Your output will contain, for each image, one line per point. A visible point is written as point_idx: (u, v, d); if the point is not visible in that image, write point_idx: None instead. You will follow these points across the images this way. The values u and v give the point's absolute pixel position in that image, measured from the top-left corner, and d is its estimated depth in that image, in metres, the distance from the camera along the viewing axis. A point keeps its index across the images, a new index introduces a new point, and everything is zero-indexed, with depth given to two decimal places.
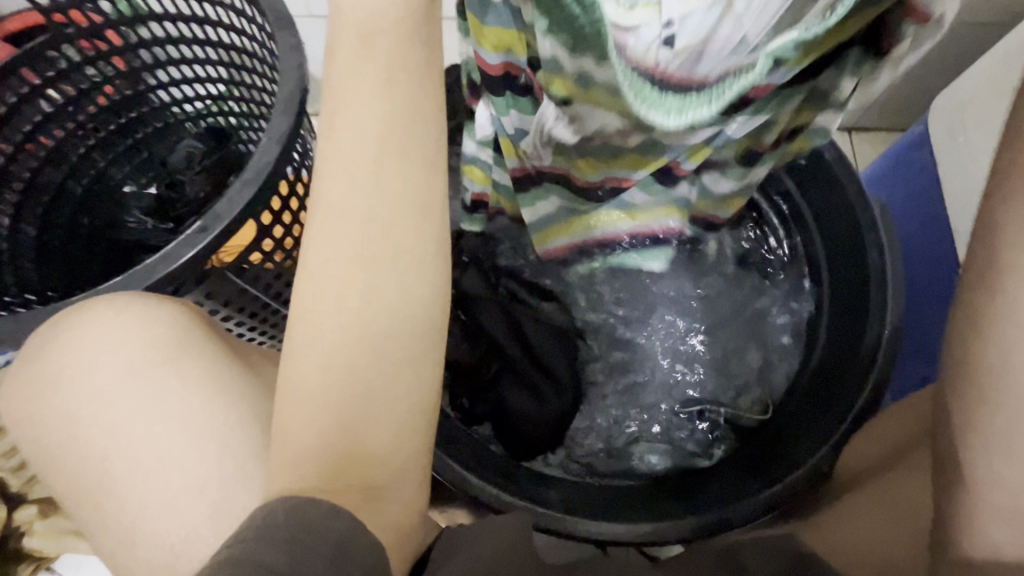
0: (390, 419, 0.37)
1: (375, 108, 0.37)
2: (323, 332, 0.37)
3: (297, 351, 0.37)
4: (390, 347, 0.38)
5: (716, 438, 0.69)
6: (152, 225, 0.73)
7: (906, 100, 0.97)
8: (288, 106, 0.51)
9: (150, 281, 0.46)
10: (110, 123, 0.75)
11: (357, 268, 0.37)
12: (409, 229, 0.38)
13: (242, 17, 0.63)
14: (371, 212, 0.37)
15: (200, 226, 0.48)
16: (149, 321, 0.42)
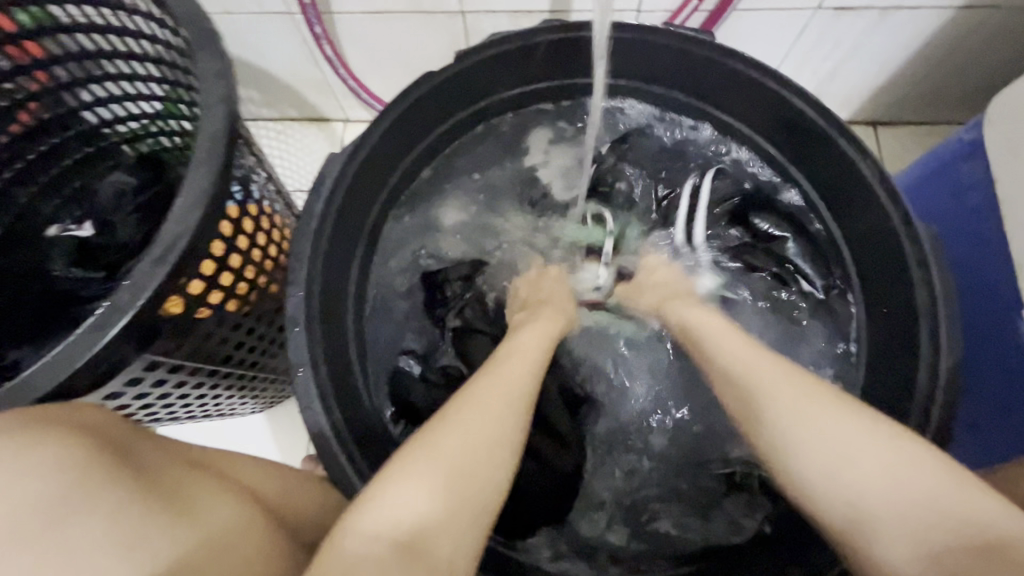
0: (463, 526, 0.38)
1: (532, 342, 0.52)
2: (453, 425, 0.42)
3: (430, 435, 0.42)
4: (491, 458, 0.41)
5: (749, 505, 0.61)
6: (79, 274, 0.62)
7: (939, 92, 0.87)
8: (210, 153, 0.41)
9: (39, 394, 0.39)
10: (29, 152, 0.64)
11: (492, 394, 0.45)
12: (529, 383, 0.48)
13: (164, 27, 0.52)
14: (519, 370, 0.49)
15: (99, 317, 0.40)
16: (11, 479, 0.32)
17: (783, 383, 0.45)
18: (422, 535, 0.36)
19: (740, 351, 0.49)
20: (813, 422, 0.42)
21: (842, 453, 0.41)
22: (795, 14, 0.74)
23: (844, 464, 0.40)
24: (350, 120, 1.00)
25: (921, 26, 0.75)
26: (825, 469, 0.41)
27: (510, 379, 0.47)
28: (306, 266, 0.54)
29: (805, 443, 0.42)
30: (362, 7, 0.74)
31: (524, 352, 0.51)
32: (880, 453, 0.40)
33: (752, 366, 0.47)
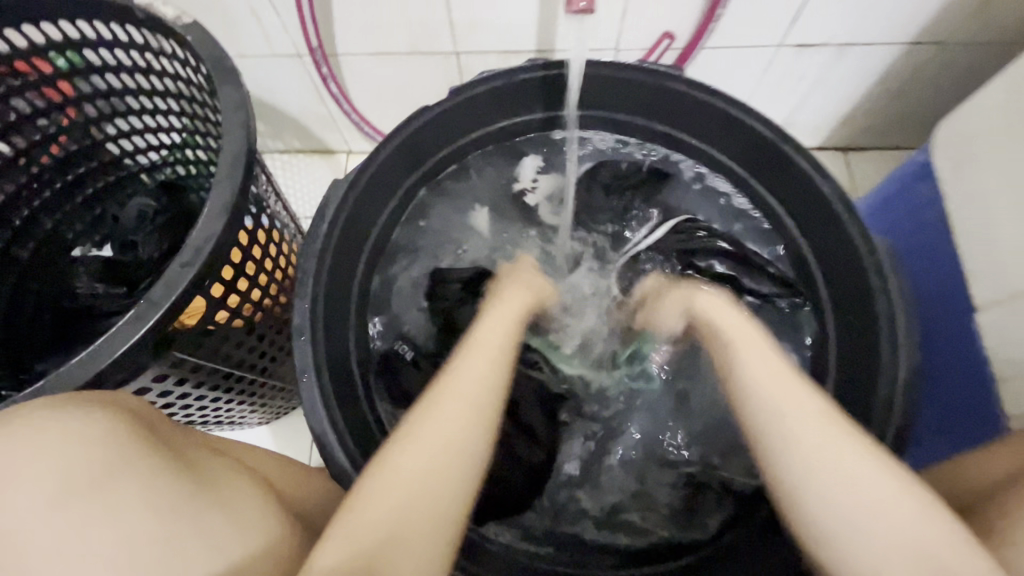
0: (425, 543, 0.39)
1: (494, 348, 0.53)
2: (416, 446, 0.43)
3: (390, 459, 0.42)
4: (451, 473, 0.42)
5: (714, 504, 0.64)
6: (102, 289, 0.68)
7: (902, 119, 0.94)
8: (230, 172, 0.47)
9: (79, 380, 0.43)
10: (57, 180, 0.70)
11: (456, 413, 0.46)
12: (493, 392, 0.49)
13: (188, 66, 0.58)
14: (484, 379, 0.49)
15: (136, 313, 0.44)
16: (62, 443, 0.37)
17: (810, 413, 0.43)
18: (382, 559, 0.36)
19: (765, 369, 0.47)
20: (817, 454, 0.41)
21: (841, 476, 0.40)
22: (761, 51, 0.81)
23: (843, 491, 0.39)
24: (353, 151, 1.06)
25: (877, 60, 0.82)
26: (838, 510, 0.39)
27: (477, 394, 0.48)
28: (310, 280, 0.59)
29: (818, 480, 0.40)
30: (365, 48, 0.81)
31: (490, 360, 0.51)
32: (878, 484, 0.39)
33: (771, 377, 0.46)
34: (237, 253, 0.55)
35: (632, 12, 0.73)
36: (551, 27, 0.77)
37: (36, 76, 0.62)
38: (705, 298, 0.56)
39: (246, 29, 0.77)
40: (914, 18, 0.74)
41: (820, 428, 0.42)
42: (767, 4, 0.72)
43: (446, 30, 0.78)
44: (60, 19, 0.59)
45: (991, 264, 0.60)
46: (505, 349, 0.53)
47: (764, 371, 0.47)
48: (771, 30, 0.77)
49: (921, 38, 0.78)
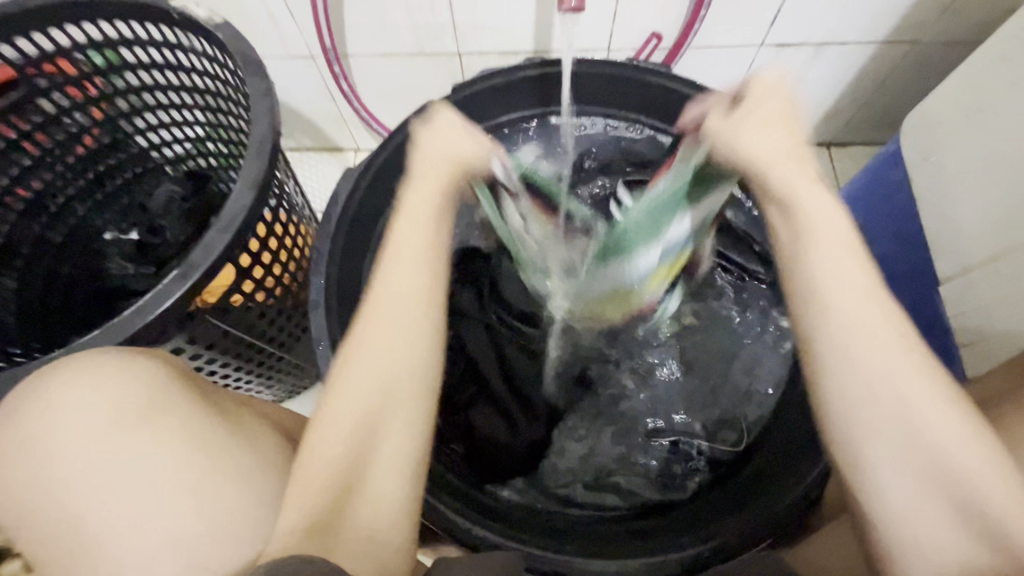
0: (389, 454, 0.44)
1: (417, 263, 0.49)
2: (350, 394, 0.44)
3: (324, 411, 0.44)
4: (390, 391, 0.45)
5: (693, 470, 0.67)
6: (132, 270, 0.74)
7: (879, 115, 1.00)
8: (258, 153, 0.52)
9: (124, 333, 0.48)
10: (90, 171, 0.75)
11: (386, 353, 0.45)
12: (420, 302, 0.48)
13: (216, 62, 0.64)
14: (409, 288, 0.48)
15: (179, 272, 0.49)
16: (119, 381, 0.44)
17: (878, 328, 0.42)
18: (339, 510, 0.41)
19: (839, 274, 0.44)
20: (863, 372, 0.41)
21: (898, 402, 0.41)
22: (744, 50, 0.87)
23: (899, 417, 0.40)
24: (360, 148, 1.12)
25: (853, 59, 0.88)
26: (873, 422, 0.41)
27: (403, 326, 0.46)
28: (326, 257, 0.64)
29: (862, 395, 0.41)
30: (373, 49, 0.87)
31: (416, 279, 0.48)
32: (937, 413, 0.40)
33: (847, 285, 0.43)
34: (261, 230, 0.60)
35: (622, 14, 0.79)
36: (547, 28, 0.83)
37: (62, 77, 0.67)
38: (781, 168, 0.48)
39: (264, 31, 0.83)
40: (885, 19, 0.80)
41: (890, 350, 0.42)
42: (747, 6, 0.78)
43: (450, 32, 0.84)
44: (82, 22, 0.64)
45: (953, 240, 0.65)
46: (435, 260, 0.50)
47: (844, 284, 0.43)
48: (752, 30, 0.83)
49: (893, 37, 0.83)
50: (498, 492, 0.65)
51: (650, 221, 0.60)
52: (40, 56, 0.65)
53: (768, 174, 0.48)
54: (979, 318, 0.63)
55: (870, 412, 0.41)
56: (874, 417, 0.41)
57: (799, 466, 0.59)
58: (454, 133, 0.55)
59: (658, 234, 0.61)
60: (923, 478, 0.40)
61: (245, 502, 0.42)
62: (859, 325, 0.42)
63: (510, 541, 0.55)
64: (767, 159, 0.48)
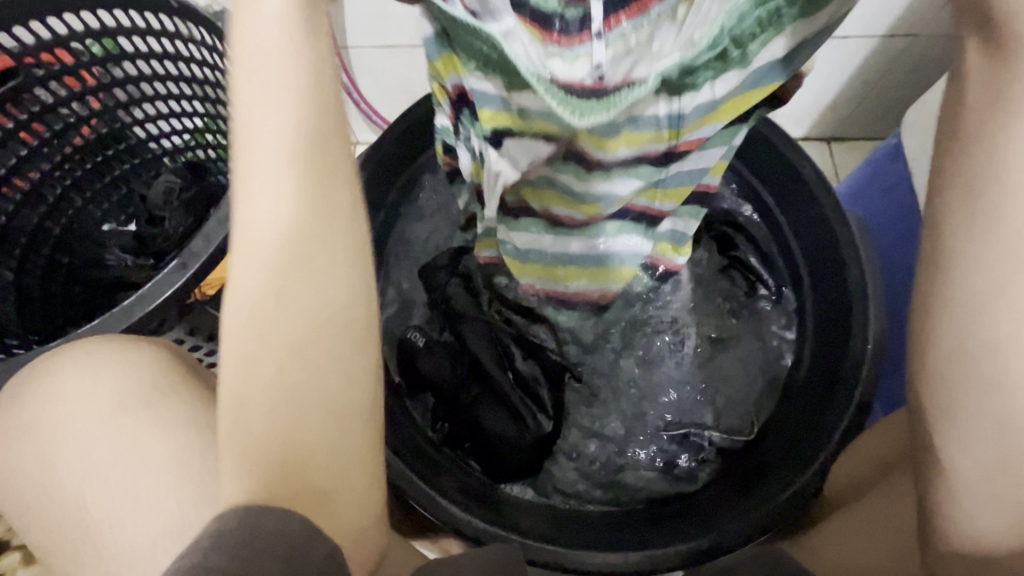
0: (334, 410, 0.35)
1: (280, 167, 0.34)
2: (259, 345, 0.34)
3: (230, 370, 0.34)
4: (320, 332, 0.35)
5: (704, 460, 0.68)
6: (131, 261, 0.74)
7: (880, 110, 1.00)
8: None
9: (127, 323, 0.48)
10: (88, 162, 0.74)
11: (293, 280, 0.34)
12: (319, 221, 0.35)
13: (216, 52, 0.64)
14: (295, 204, 0.34)
15: (180, 261, 0.49)
16: (120, 369, 0.43)
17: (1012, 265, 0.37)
18: (297, 473, 0.34)
19: None
20: (993, 311, 0.38)
21: (997, 354, 0.38)
22: None
23: (999, 362, 0.38)
24: (360, 141, 1.12)
25: (855, 54, 0.88)
26: (985, 370, 0.38)
27: (298, 243, 0.34)
28: None
29: (995, 338, 0.38)
30: (373, 41, 0.87)
31: (288, 194, 0.34)
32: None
33: None
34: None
35: None
36: None
37: (59, 66, 0.67)
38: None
39: None
40: (886, 14, 0.80)
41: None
42: None
43: None
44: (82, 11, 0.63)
45: None
46: (309, 152, 0.34)
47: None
48: None
49: (894, 32, 0.83)
50: (512, 490, 0.66)
51: (748, 32, 0.44)
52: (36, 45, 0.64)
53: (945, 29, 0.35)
54: None
55: (987, 362, 0.38)
56: (986, 364, 0.38)
57: (799, 458, 0.59)
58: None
59: (743, 61, 0.47)
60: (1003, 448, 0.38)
61: None
62: (1012, 273, 0.37)
63: (512, 534, 0.55)
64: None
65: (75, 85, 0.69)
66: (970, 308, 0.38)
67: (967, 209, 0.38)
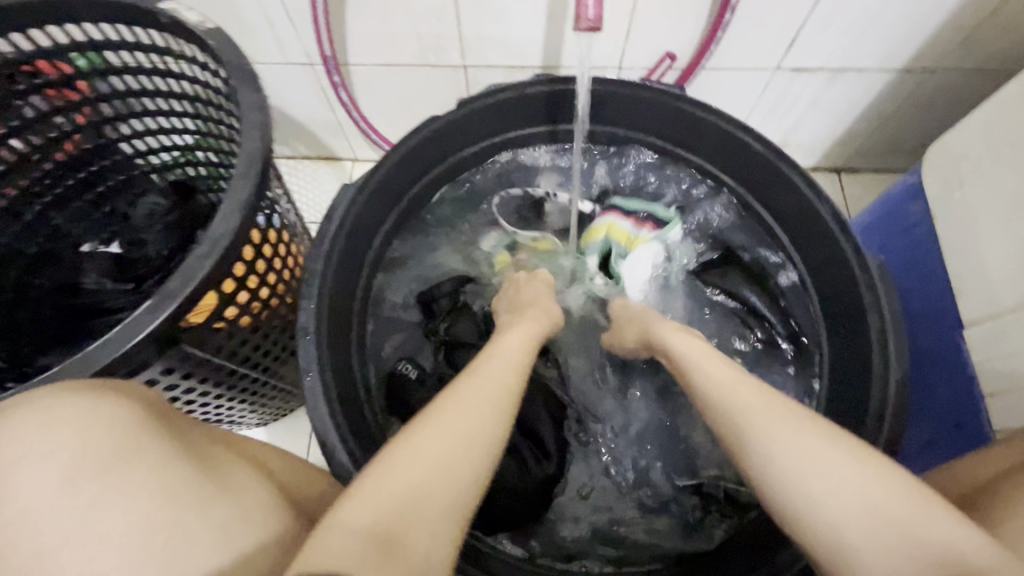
0: (449, 501, 0.40)
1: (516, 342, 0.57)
2: (428, 429, 0.44)
3: (410, 436, 0.43)
4: (475, 440, 0.44)
5: (715, 514, 0.63)
6: (110, 285, 0.68)
7: (893, 143, 0.97)
8: (248, 168, 0.48)
9: (96, 366, 0.44)
10: (69, 178, 0.71)
11: (469, 394, 0.47)
12: (515, 367, 0.53)
13: (206, 69, 0.60)
14: (509, 360, 0.54)
15: (153, 303, 0.45)
16: (86, 427, 0.39)
17: (803, 434, 0.43)
18: (399, 529, 0.37)
19: (757, 393, 0.47)
20: (803, 464, 0.41)
21: (827, 488, 0.40)
22: (759, 74, 0.84)
23: (829, 491, 0.40)
24: (358, 159, 1.08)
25: (870, 86, 0.85)
26: (834, 524, 0.39)
27: (489, 382, 0.50)
28: (318, 280, 0.60)
29: (816, 499, 0.40)
30: (375, 58, 0.84)
31: (513, 349, 0.56)
32: (823, 450, 0.42)
33: (758, 398, 0.47)
34: (249, 249, 0.56)
35: (635, 31, 0.76)
36: (556, 44, 0.80)
37: (42, 79, 0.63)
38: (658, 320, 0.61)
39: (260, 35, 0.79)
40: (903, 47, 0.78)
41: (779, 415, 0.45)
42: (764, 29, 0.75)
43: (455, 44, 0.81)
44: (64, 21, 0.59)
45: (979, 279, 0.62)
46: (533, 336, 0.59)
47: (769, 403, 0.46)
48: (767, 54, 0.80)
49: (911, 66, 0.81)
50: (498, 541, 0.61)
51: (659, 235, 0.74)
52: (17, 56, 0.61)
53: (647, 325, 0.62)
54: (1006, 366, 0.60)
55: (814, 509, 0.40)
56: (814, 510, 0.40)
57: None
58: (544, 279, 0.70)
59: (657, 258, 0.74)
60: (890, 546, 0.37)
61: (222, 557, 0.37)
62: (798, 439, 0.43)
63: None
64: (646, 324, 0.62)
65: (58, 99, 0.66)
66: (782, 483, 0.42)
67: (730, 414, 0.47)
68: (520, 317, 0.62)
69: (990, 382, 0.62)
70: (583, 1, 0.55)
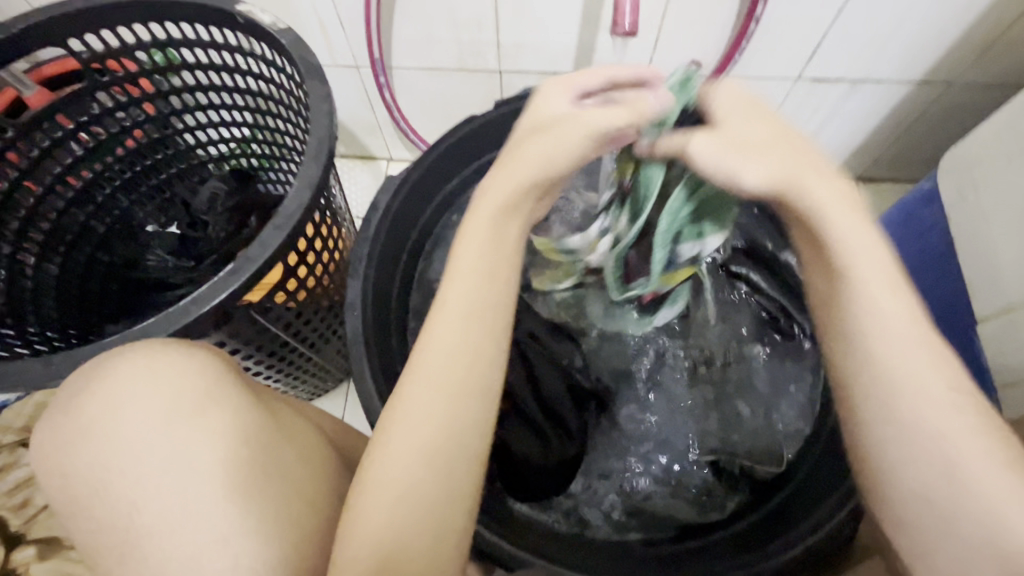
0: (432, 519, 0.40)
1: (485, 272, 0.45)
2: (386, 466, 0.41)
3: (377, 453, 0.42)
4: (448, 445, 0.41)
5: (731, 493, 0.66)
6: (171, 263, 0.77)
7: (909, 155, 1.01)
8: (317, 153, 0.53)
9: (183, 321, 0.49)
10: (135, 164, 0.77)
11: (428, 398, 0.42)
12: (490, 315, 0.45)
13: (273, 66, 0.66)
14: (474, 308, 0.44)
15: (233, 267, 0.50)
16: (178, 373, 0.44)
17: (941, 415, 0.39)
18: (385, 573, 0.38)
19: (908, 358, 0.40)
20: (929, 443, 0.39)
21: (942, 474, 0.38)
22: (780, 83, 0.88)
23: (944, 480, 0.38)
24: (393, 158, 1.14)
25: (888, 97, 0.89)
26: (930, 507, 0.39)
27: (453, 367, 0.43)
28: (365, 262, 0.65)
29: (921, 482, 0.39)
30: (417, 62, 0.89)
31: (475, 287, 0.45)
32: (977, 460, 0.38)
33: (907, 361, 0.40)
34: (309, 228, 0.61)
35: (663, 41, 0.81)
36: (588, 51, 0.85)
37: (122, 73, 0.69)
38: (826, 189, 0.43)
39: (314, 38, 0.85)
40: (920, 60, 0.82)
41: (938, 402, 0.39)
42: (786, 39, 0.79)
43: (493, 51, 0.86)
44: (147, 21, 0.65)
45: (991, 278, 0.65)
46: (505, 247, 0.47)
47: (918, 375, 0.40)
48: (790, 63, 0.84)
49: (927, 78, 0.85)
50: (519, 509, 0.65)
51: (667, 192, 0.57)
52: (104, 53, 0.67)
53: (801, 182, 0.42)
54: (1016, 360, 0.63)
55: (913, 484, 0.39)
56: (912, 484, 0.39)
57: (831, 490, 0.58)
58: (547, 135, 0.46)
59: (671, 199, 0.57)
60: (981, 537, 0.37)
61: (292, 494, 0.42)
62: (929, 419, 0.39)
63: (537, 557, 0.55)
64: (793, 173, 0.43)
65: (133, 92, 0.72)
66: (891, 454, 0.40)
67: (861, 374, 0.41)
68: (499, 201, 0.46)
69: (1001, 376, 0.65)
70: (620, 9, 0.60)
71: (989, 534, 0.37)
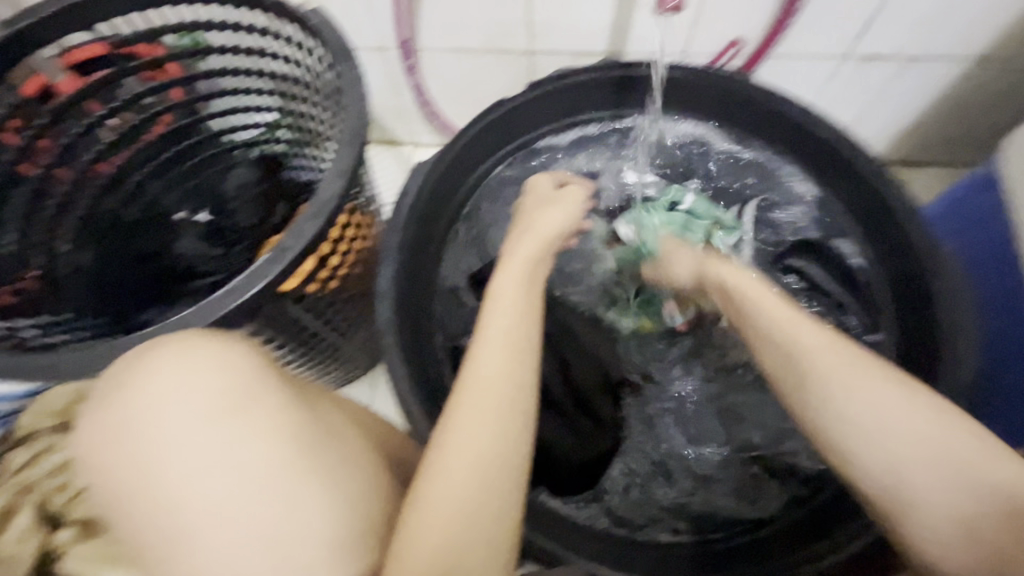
0: (486, 530, 0.40)
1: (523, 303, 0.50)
2: (446, 480, 0.40)
3: (433, 463, 0.41)
4: (501, 455, 0.42)
5: (772, 490, 0.64)
6: (202, 251, 0.75)
7: (960, 137, 0.95)
8: (351, 139, 0.52)
9: (219, 313, 0.49)
10: (164, 150, 0.76)
11: (482, 411, 0.43)
12: (526, 333, 0.48)
13: (301, 49, 0.64)
14: (516, 329, 0.48)
15: (269, 257, 0.50)
16: (224, 365, 0.43)
17: (884, 405, 0.46)
18: None
19: (834, 365, 0.48)
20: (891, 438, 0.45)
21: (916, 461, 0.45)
22: (826, 63, 0.83)
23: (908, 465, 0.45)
24: (418, 143, 1.12)
25: (942, 76, 0.84)
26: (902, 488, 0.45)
27: (501, 383, 0.45)
28: (397, 249, 0.64)
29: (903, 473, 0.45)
30: (445, 44, 0.87)
31: (516, 311, 0.49)
32: (919, 432, 0.45)
33: (833, 370, 0.48)
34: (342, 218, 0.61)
35: (702, 17, 0.77)
36: (623, 30, 0.81)
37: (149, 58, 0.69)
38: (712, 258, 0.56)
39: (340, 19, 0.83)
40: (980, 35, 0.76)
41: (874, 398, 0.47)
42: (835, 15, 0.75)
43: (523, 31, 0.83)
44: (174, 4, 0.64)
45: None
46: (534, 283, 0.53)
47: (854, 381, 0.47)
48: (838, 41, 0.79)
49: (987, 56, 0.79)
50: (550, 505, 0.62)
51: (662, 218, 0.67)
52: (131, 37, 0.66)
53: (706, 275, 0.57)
54: None
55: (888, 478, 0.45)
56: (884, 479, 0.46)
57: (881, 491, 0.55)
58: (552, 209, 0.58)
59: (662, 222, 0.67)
60: (962, 491, 0.44)
61: (330, 488, 0.41)
62: (881, 416, 0.46)
63: (575, 554, 0.54)
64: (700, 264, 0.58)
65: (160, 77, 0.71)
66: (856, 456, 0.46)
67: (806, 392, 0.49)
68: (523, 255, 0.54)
69: None
70: None
71: (968, 487, 0.44)
